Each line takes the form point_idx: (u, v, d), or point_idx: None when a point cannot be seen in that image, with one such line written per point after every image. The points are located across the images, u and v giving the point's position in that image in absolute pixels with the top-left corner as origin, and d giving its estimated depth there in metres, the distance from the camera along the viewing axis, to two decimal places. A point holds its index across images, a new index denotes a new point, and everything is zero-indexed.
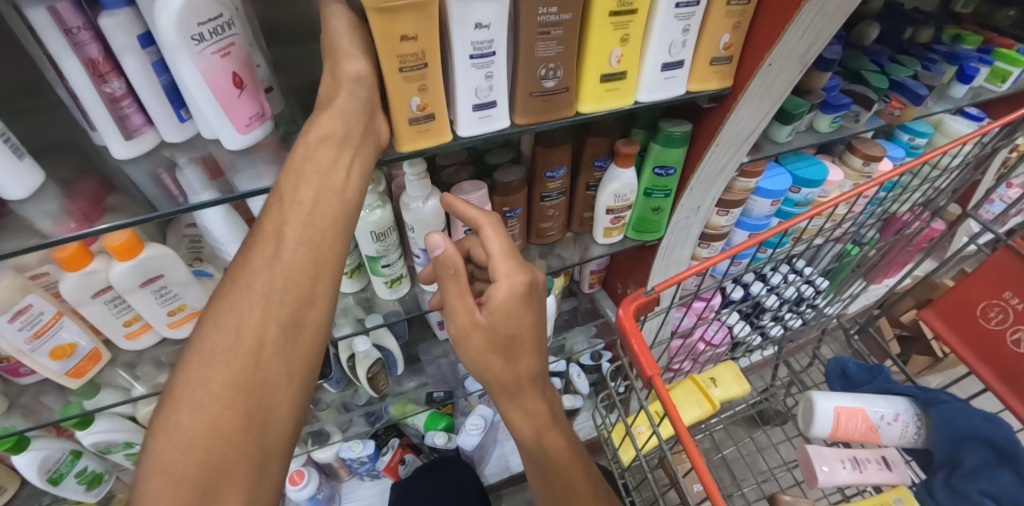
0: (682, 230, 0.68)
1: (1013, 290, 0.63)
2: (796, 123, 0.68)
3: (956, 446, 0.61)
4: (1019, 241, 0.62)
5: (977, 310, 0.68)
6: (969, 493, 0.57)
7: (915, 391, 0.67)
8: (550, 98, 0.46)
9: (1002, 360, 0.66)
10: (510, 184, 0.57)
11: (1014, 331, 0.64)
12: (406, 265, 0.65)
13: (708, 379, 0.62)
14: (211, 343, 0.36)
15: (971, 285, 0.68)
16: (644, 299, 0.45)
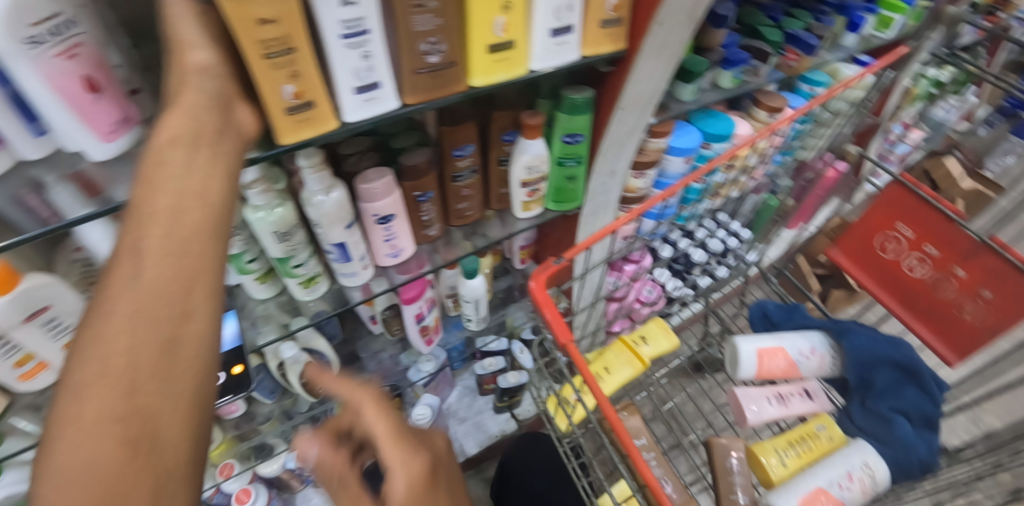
0: (602, 197, 0.69)
1: (903, 221, 0.68)
2: (697, 82, 0.70)
3: (865, 371, 0.66)
4: (907, 176, 0.66)
5: (875, 243, 0.73)
6: (881, 411, 0.64)
7: (828, 323, 0.72)
8: (437, 74, 0.45)
9: (900, 287, 0.72)
10: (417, 166, 0.57)
11: (908, 258, 0.69)
12: (322, 263, 0.63)
13: (639, 338, 0.64)
14: (79, 376, 0.28)
15: (869, 220, 0.73)
16: (555, 269, 0.46)
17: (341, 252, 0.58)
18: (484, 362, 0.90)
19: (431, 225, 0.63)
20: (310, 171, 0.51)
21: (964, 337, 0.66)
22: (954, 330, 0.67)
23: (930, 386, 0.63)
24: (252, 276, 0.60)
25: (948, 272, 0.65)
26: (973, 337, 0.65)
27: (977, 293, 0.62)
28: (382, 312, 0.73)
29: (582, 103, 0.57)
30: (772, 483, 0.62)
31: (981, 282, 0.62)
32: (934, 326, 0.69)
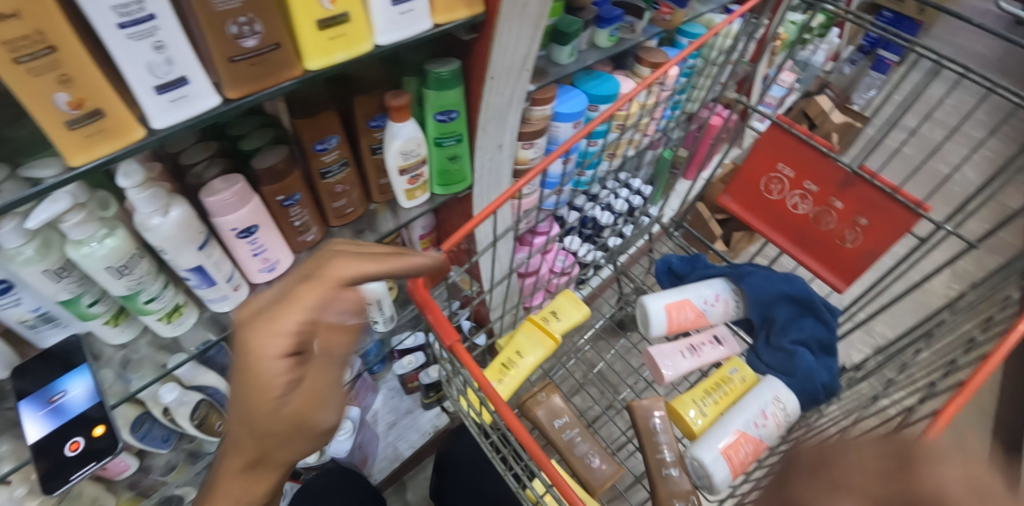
0: (492, 173, 0.67)
1: (783, 162, 0.72)
2: (574, 43, 0.67)
3: (766, 309, 0.71)
4: (782, 118, 0.69)
5: (761, 185, 0.76)
6: (784, 345, 0.68)
7: (728, 270, 0.76)
8: (258, 60, 0.39)
9: (789, 224, 0.76)
10: (273, 168, 0.51)
11: (792, 197, 0.73)
12: (182, 292, 0.56)
13: (549, 315, 0.65)
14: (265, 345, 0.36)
15: (753, 164, 0.76)
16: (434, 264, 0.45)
17: (201, 277, 0.51)
18: (404, 360, 0.87)
19: (307, 230, 0.58)
20: (136, 190, 0.43)
21: (847, 263, 0.71)
22: (838, 258, 0.72)
23: (825, 315, 0.69)
24: (100, 321, 0.50)
25: (828, 205, 0.69)
26: (854, 261, 0.71)
27: (853, 220, 0.68)
28: None
29: (449, 77, 0.53)
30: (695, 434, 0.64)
31: (857, 211, 0.67)
32: (821, 257, 0.74)
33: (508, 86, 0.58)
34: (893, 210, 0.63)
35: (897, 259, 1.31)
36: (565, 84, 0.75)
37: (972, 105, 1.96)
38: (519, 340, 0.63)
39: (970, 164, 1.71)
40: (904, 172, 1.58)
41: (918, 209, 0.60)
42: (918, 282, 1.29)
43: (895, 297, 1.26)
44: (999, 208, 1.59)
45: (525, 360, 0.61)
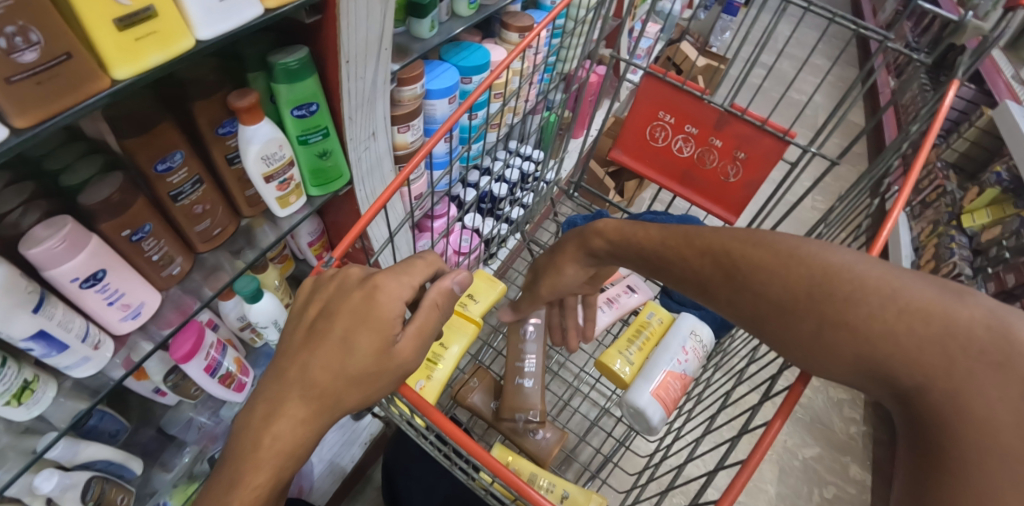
0: (369, 162, 0.65)
1: (665, 109, 0.76)
2: (433, 15, 0.65)
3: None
4: (654, 67, 0.72)
5: (647, 134, 0.80)
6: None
7: (631, 221, 0.78)
8: (48, 76, 0.32)
9: (676, 167, 0.80)
10: (110, 200, 0.45)
11: (676, 141, 0.78)
12: (29, 365, 0.47)
13: (467, 298, 0.67)
14: (355, 307, 0.37)
15: (638, 114, 0.79)
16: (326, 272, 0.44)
17: (47, 344, 0.44)
18: None
19: (170, 263, 0.52)
20: None
21: (731, 197, 0.78)
22: (723, 193, 0.78)
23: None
24: None
25: (709, 144, 0.75)
26: (736, 193, 0.77)
27: (733, 155, 0.74)
28: (165, 381, 0.61)
29: (298, 68, 0.49)
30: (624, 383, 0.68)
31: (734, 146, 0.73)
32: (708, 195, 0.80)
33: (367, 70, 0.55)
34: (765, 141, 0.70)
35: (774, 185, 1.48)
36: (432, 58, 0.72)
37: (810, 36, 2.22)
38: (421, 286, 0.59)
39: (816, 89, 1.96)
40: (764, 103, 1.77)
41: (785, 136, 0.68)
42: (794, 202, 1.48)
43: (777, 218, 1.43)
44: (843, 124, 1.86)
45: (452, 349, 0.62)
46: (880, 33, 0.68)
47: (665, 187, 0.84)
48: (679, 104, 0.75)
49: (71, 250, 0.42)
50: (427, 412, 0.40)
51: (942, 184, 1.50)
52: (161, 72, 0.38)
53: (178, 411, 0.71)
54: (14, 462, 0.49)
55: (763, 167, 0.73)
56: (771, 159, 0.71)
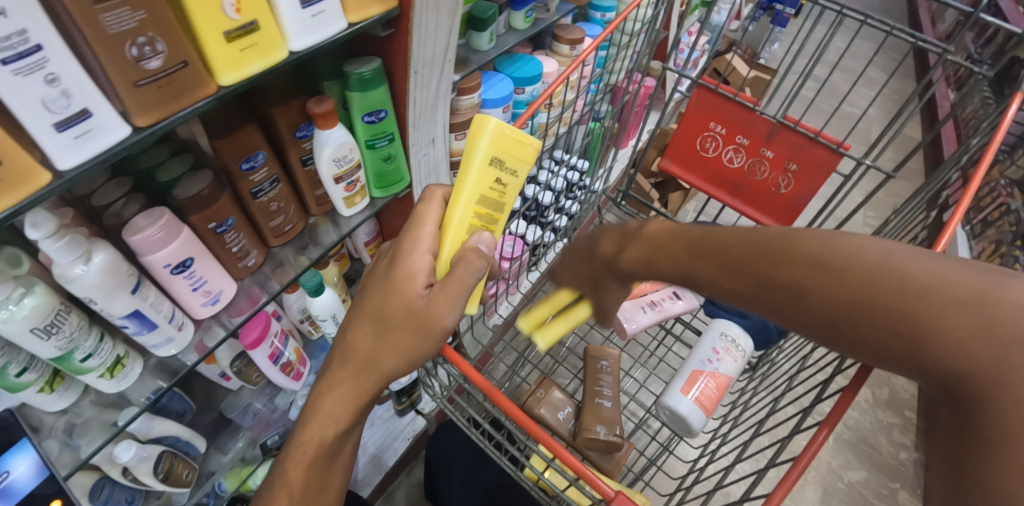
0: (428, 166, 0.68)
1: (716, 120, 0.76)
2: (492, 28, 0.68)
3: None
4: (706, 79, 0.72)
5: (698, 144, 0.80)
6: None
7: (680, 230, 0.78)
8: (167, 82, 0.36)
9: (725, 177, 0.80)
10: (200, 195, 0.49)
11: (726, 152, 0.78)
12: (123, 341, 0.52)
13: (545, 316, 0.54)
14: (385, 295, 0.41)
15: (688, 123, 0.79)
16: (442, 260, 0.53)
17: (139, 323, 0.48)
18: None
19: (247, 255, 0.56)
20: (49, 241, 0.40)
21: (780, 206, 0.77)
22: (773, 204, 0.77)
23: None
24: (35, 389, 0.48)
25: (760, 155, 0.74)
26: (787, 204, 0.76)
27: (784, 167, 0.73)
28: (231, 366, 0.65)
29: (371, 77, 0.53)
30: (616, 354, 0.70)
31: (786, 157, 0.72)
32: (758, 205, 0.79)
33: (431, 80, 0.58)
34: (818, 152, 0.69)
35: (824, 199, 1.44)
36: (488, 70, 0.75)
37: (864, 48, 2.16)
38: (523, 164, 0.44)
39: (872, 102, 1.89)
40: (814, 117, 1.72)
41: (840, 148, 0.67)
42: (845, 217, 1.43)
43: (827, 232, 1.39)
44: (899, 139, 1.78)
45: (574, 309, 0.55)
46: (940, 45, 0.66)
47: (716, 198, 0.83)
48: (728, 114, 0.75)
49: (165, 237, 0.46)
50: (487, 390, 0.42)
51: (1006, 202, 1.40)
52: (259, 78, 0.42)
53: (238, 397, 0.75)
54: (99, 431, 0.54)
55: (816, 178, 0.71)
56: (824, 170, 0.70)
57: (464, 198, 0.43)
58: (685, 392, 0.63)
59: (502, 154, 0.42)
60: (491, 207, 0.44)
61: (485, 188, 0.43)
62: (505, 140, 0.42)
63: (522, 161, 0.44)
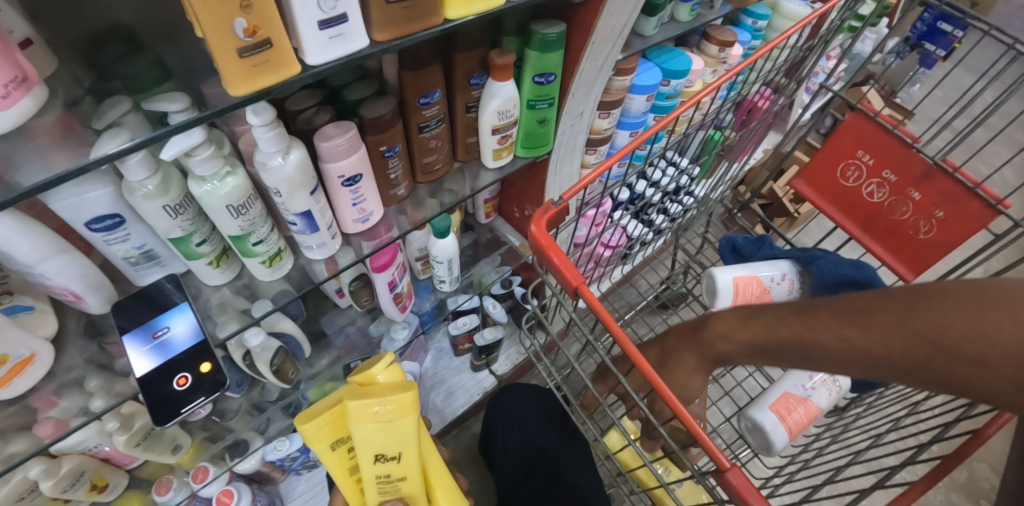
0: (570, 139, 0.72)
1: (864, 149, 0.75)
2: (660, 15, 0.69)
3: (829, 293, 0.69)
4: (867, 104, 0.72)
5: (838, 171, 0.79)
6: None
7: (797, 254, 0.75)
8: (411, 4, 0.39)
9: (861, 209, 0.79)
10: (381, 118, 0.53)
11: (868, 185, 0.77)
12: (282, 238, 0.59)
13: None
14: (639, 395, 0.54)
15: (831, 149, 0.79)
16: (554, 210, 0.47)
17: (306, 223, 0.53)
18: (459, 322, 1.00)
19: (399, 184, 0.61)
20: (263, 129, 0.45)
21: (914, 252, 0.75)
22: (905, 246, 0.76)
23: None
24: (206, 261, 0.55)
25: (905, 195, 0.73)
26: (924, 252, 0.74)
27: (930, 212, 0.71)
28: (349, 285, 0.72)
29: (554, 39, 0.56)
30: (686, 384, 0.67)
31: (933, 203, 0.70)
32: (891, 247, 0.78)
33: (601, 54, 0.60)
34: (973, 205, 0.67)
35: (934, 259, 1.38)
36: (640, 56, 0.77)
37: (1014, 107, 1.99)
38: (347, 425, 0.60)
39: (1005, 166, 1.78)
40: None
41: (998, 205, 0.64)
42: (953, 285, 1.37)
43: None
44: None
45: None
46: None
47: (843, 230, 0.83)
48: (880, 144, 0.73)
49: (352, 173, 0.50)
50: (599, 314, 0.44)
51: None
52: (479, 19, 0.45)
53: (340, 314, 0.82)
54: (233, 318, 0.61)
55: (960, 232, 0.69)
56: (973, 226, 0.68)
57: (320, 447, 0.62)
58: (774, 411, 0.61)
59: (329, 434, 0.62)
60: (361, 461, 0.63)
61: (347, 460, 0.65)
62: (324, 426, 0.61)
63: (360, 429, 0.60)
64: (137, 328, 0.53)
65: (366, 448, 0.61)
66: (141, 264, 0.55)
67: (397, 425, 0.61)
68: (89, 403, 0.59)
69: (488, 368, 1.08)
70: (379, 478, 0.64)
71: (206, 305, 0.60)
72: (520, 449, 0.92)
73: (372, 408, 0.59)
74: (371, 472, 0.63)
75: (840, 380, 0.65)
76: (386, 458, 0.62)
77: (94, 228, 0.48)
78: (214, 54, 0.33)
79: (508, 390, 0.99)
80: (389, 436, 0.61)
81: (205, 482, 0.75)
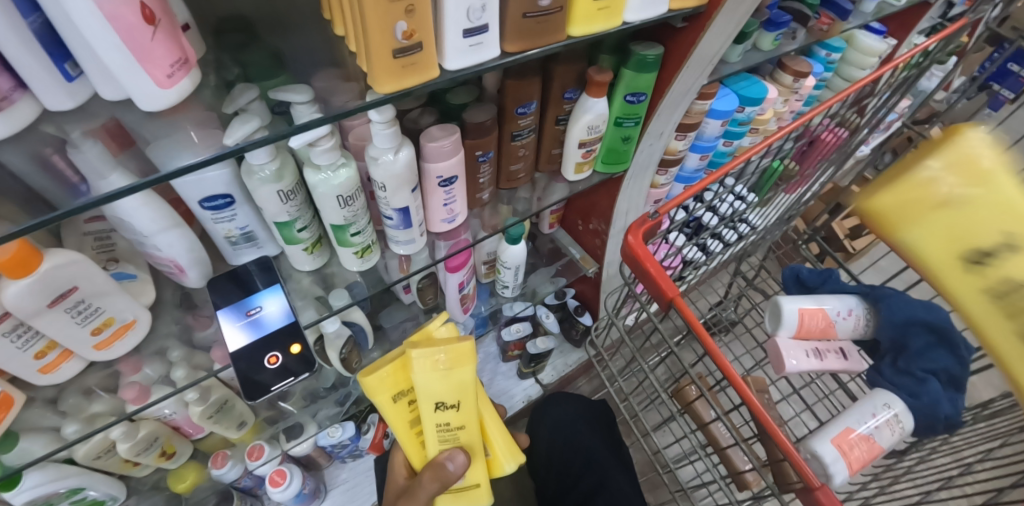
0: (647, 157, 0.74)
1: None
2: (746, 43, 0.70)
3: (900, 335, 0.68)
4: (950, 146, 0.72)
5: None
6: (913, 371, 0.66)
7: (864, 289, 0.75)
8: (544, 19, 0.41)
9: None
10: (482, 124, 0.56)
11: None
12: (373, 232, 0.62)
13: None
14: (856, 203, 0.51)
15: None
16: (650, 223, 0.52)
17: (401, 218, 0.57)
18: (512, 328, 1.07)
19: (485, 188, 0.66)
20: (382, 125, 0.48)
21: None
22: None
23: (962, 350, 0.65)
24: (302, 247, 0.58)
25: None
26: None
27: None
28: (419, 280, 0.76)
29: (650, 61, 0.58)
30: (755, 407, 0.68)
31: None
32: None
33: (691, 78, 0.62)
34: None
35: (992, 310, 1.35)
36: (718, 82, 0.79)
37: None
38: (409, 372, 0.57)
39: None
40: None
41: None
42: None
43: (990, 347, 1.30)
44: None
45: None
46: None
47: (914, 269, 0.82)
48: None
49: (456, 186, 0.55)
50: (692, 325, 0.46)
51: None
52: (596, 38, 0.47)
53: (402, 308, 0.85)
54: (311, 307, 0.63)
55: None
56: None
57: (378, 398, 0.58)
58: (836, 444, 0.61)
59: (391, 385, 0.58)
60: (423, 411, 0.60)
61: (406, 411, 0.62)
62: (386, 376, 0.58)
63: (419, 377, 0.56)
64: (229, 305, 0.56)
65: (426, 396, 0.57)
66: (240, 244, 0.58)
67: (460, 375, 0.57)
68: (169, 372, 0.60)
69: (534, 376, 1.15)
70: (438, 427, 0.61)
71: (291, 289, 0.63)
72: (562, 450, 0.96)
73: (434, 357, 0.55)
74: (431, 421, 0.60)
75: (904, 422, 0.64)
76: (447, 406, 0.59)
77: (207, 206, 0.52)
78: (371, 53, 0.35)
79: (558, 398, 1.03)
80: (450, 385, 0.57)
81: (260, 461, 0.79)
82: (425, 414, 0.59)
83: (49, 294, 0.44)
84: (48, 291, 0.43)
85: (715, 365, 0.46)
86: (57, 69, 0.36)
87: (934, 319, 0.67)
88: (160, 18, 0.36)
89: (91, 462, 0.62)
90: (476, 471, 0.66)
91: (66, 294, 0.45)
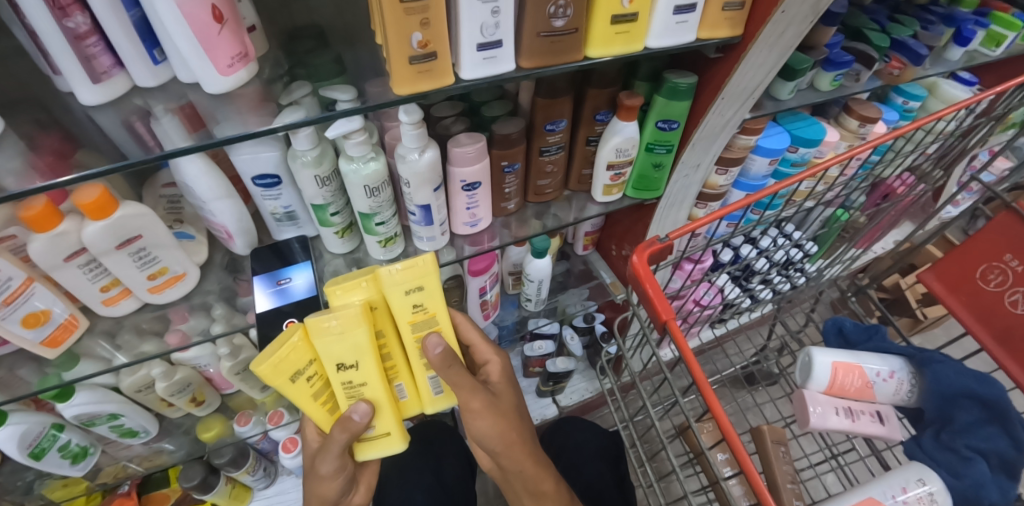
0: (682, 187, 0.73)
1: (1013, 253, 0.69)
2: (799, 80, 0.68)
3: (947, 407, 0.62)
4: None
5: (977, 273, 0.74)
6: (958, 448, 0.59)
7: (911, 351, 0.68)
8: (558, 39, 0.44)
9: (997, 320, 0.72)
10: (508, 135, 0.59)
11: (1012, 293, 0.70)
12: (400, 225, 0.67)
13: None
14: None
15: (974, 246, 0.73)
16: (658, 246, 0.50)
17: (424, 215, 0.61)
18: (534, 345, 1.05)
19: (511, 199, 0.68)
20: (410, 126, 0.52)
21: None
22: None
23: (1018, 431, 0.59)
24: (333, 230, 0.64)
25: None
26: None
27: None
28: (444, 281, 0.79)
29: (682, 89, 0.58)
30: (770, 465, 0.61)
31: None
32: None
33: (729, 110, 0.61)
34: None
35: None
36: (770, 119, 0.77)
37: None
38: (313, 343, 0.52)
39: None
40: None
41: None
42: None
43: None
44: None
45: None
46: None
47: (973, 337, 0.75)
48: None
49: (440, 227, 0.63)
50: (681, 352, 0.44)
51: None
52: (615, 61, 0.48)
53: None
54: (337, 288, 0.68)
55: None
56: None
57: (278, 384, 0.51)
58: None
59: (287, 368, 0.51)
60: (389, 307, 0.55)
61: (308, 388, 0.54)
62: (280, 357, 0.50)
63: (318, 343, 0.52)
64: (266, 274, 0.63)
65: (328, 359, 0.53)
66: (283, 221, 0.65)
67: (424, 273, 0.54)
68: (209, 326, 0.67)
69: (552, 397, 1.13)
70: (344, 386, 0.56)
71: (322, 268, 0.69)
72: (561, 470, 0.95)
73: (323, 321, 0.51)
74: (336, 382, 0.55)
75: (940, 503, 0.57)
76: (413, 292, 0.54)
77: (258, 183, 0.59)
78: (390, 55, 0.40)
79: (573, 422, 1.01)
80: (347, 347, 0.53)
81: (278, 426, 0.86)
82: (329, 375, 0.54)
83: (117, 238, 0.52)
84: (117, 235, 0.52)
85: (700, 394, 0.44)
86: (144, 51, 0.44)
87: (987, 393, 0.61)
88: (227, 18, 0.43)
89: (133, 393, 0.72)
90: (384, 421, 0.60)
91: (130, 240, 0.53)
